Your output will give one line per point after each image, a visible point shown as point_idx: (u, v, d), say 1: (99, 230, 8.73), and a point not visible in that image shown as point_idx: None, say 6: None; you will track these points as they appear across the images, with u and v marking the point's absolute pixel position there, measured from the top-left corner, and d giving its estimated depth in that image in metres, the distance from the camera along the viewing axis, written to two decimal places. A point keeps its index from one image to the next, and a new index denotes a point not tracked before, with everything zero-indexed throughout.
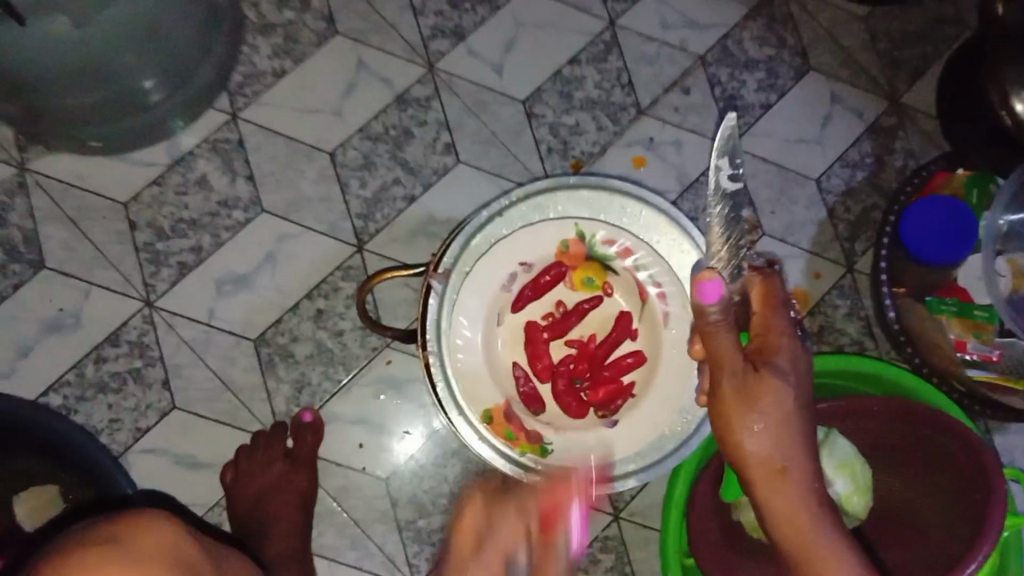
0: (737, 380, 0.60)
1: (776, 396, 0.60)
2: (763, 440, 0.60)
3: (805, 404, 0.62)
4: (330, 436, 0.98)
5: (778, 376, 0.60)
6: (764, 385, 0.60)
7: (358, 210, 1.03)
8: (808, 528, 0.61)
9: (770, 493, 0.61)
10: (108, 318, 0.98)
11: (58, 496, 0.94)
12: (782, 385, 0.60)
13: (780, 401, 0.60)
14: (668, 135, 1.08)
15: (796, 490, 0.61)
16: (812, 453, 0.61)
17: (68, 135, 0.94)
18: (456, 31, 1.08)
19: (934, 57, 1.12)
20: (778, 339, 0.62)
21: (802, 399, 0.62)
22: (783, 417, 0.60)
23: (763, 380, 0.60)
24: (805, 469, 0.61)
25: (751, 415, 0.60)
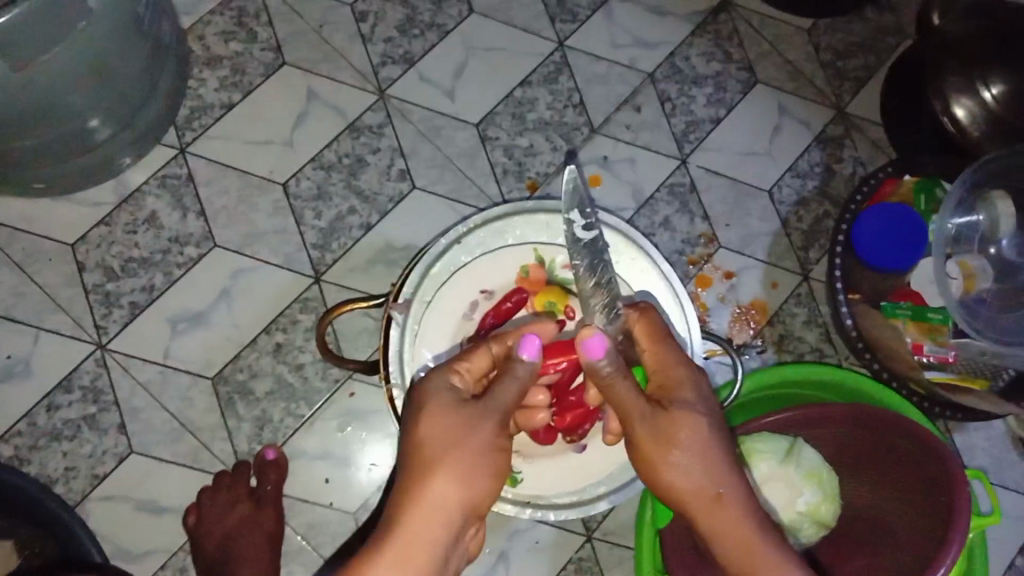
0: (649, 424, 0.63)
1: (688, 427, 0.62)
2: (687, 473, 0.62)
3: (720, 428, 0.64)
4: (294, 473, 0.96)
5: (685, 409, 0.63)
6: (672, 420, 0.62)
7: (315, 240, 1.02)
8: (755, 549, 0.61)
9: (714, 526, 0.62)
10: (58, 364, 0.96)
11: (14, 552, 0.89)
12: (692, 415, 0.63)
13: (693, 430, 0.62)
14: (622, 152, 1.08)
15: (733, 516, 0.61)
16: (738, 475, 0.62)
17: (11, 177, 0.91)
18: (406, 57, 1.08)
19: (876, 67, 1.15)
20: (675, 372, 0.66)
21: (714, 422, 0.64)
22: (702, 447, 0.62)
23: (671, 416, 0.63)
24: (735, 495, 0.62)
25: (671, 453, 0.62)
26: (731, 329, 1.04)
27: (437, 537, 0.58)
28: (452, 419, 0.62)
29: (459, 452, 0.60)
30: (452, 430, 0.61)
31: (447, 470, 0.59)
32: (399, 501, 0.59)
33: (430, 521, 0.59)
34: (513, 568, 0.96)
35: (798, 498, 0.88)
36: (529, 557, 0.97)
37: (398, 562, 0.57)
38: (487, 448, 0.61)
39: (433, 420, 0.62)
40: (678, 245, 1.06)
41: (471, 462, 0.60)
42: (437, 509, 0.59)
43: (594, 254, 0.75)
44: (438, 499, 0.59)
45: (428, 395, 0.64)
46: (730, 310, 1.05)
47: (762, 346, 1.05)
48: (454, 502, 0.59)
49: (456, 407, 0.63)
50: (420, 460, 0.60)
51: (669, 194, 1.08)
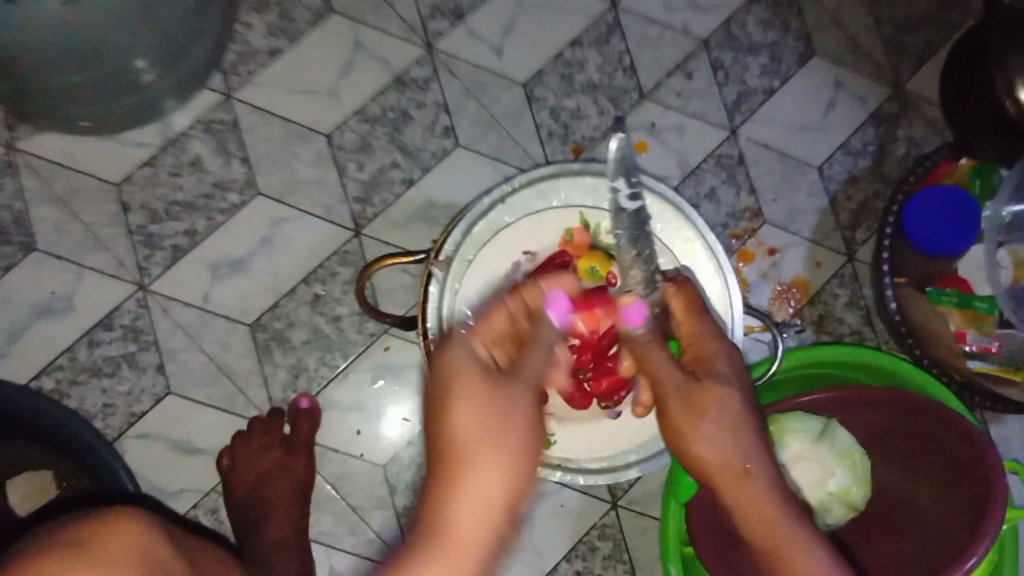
0: (682, 395, 0.60)
1: (720, 400, 0.60)
2: (715, 445, 0.59)
3: (752, 406, 0.61)
4: (327, 423, 0.98)
5: (719, 381, 0.60)
6: (704, 391, 0.60)
7: (356, 194, 1.01)
8: (780, 529, 0.57)
9: (739, 500, 0.59)
10: (100, 302, 0.97)
11: (54, 482, 0.93)
12: (725, 389, 0.60)
13: (726, 400, 0.60)
14: (670, 120, 1.06)
15: (760, 493, 0.58)
16: (768, 450, 0.60)
17: (59, 114, 0.91)
18: (456, 10, 1.06)
19: (939, 44, 1.10)
20: (709, 344, 0.63)
21: (748, 397, 0.61)
22: (732, 421, 0.59)
23: (705, 389, 0.60)
24: (762, 473, 0.59)
25: (700, 424, 0.59)
26: (770, 305, 1.03)
27: (486, 534, 0.51)
28: (487, 402, 0.54)
29: (501, 438, 0.53)
30: (489, 419, 0.54)
31: (492, 449, 0.53)
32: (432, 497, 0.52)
33: (475, 512, 0.52)
34: (538, 529, 0.97)
35: (830, 477, 0.87)
36: (554, 519, 0.98)
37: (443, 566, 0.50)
38: (527, 423, 0.55)
39: (463, 402, 0.54)
40: (721, 218, 1.05)
41: (514, 446, 0.53)
42: (481, 504, 0.52)
43: (636, 224, 0.67)
44: (480, 484, 0.52)
45: (455, 365, 0.55)
46: (770, 287, 1.04)
47: (801, 325, 1.03)
48: (498, 492, 0.53)
49: (486, 380, 0.55)
50: (452, 452, 0.53)
51: (715, 166, 1.06)
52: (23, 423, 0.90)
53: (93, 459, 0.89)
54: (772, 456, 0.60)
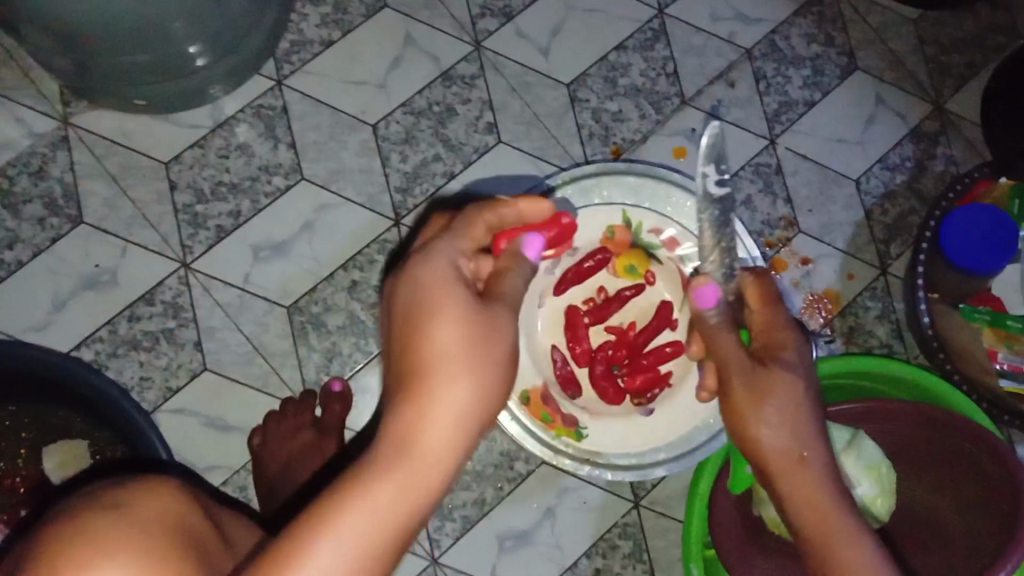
0: (746, 378, 0.60)
1: (785, 389, 0.59)
2: (775, 432, 0.59)
3: (816, 396, 0.61)
4: (358, 407, 0.99)
5: (785, 369, 0.60)
6: (771, 378, 0.60)
7: (398, 184, 1.03)
8: (831, 517, 0.57)
9: (793, 487, 0.59)
10: (144, 277, 0.99)
11: (89, 449, 0.95)
12: (791, 378, 0.60)
13: (791, 390, 0.59)
14: (710, 127, 1.07)
15: (815, 478, 0.58)
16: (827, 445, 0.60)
17: (118, 92, 0.94)
18: (505, 10, 1.08)
19: (982, 65, 1.11)
20: (780, 334, 0.63)
21: (812, 390, 0.61)
22: (794, 410, 0.59)
23: (772, 375, 0.60)
24: (818, 461, 0.59)
25: (763, 409, 0.59)
26: (802, 315, 1.04)
27: (441, 454, 0.47)
28: (467, 318, 0.50)
29: (474, 360, 0.49)
30: (467, 329, 0.49)
31: (458, 374, 0.48)
32: (399, 407, 0.48)
33: (434, 431, 0.47)
34: (559, 523, 0.98)
35: (856, 489, 0.85)
36: (576, 515, 0.98)
37: (396, 483, 0.45)
38: (505, 354, 0.51)
39: (443, 304, 0.50)
40: (756, 226, 1.05)
41: (489, 371, 0.50)
42: (451, 422, 0.48)
43: (723, 211, 0.64)
44: (447, 408, 0.48)
45: (435, 274, 0.51)
46: (801, 296, 1.04)
47: (830, 336, 1.04)
48: (466, 413, 0.49)
49: (471, 303, 0.50)
50: (422, 365, 0.49)
51: (753, 174, 1.07)
52: (61, 390, 0.92)
53: (126, 425, 0.91)
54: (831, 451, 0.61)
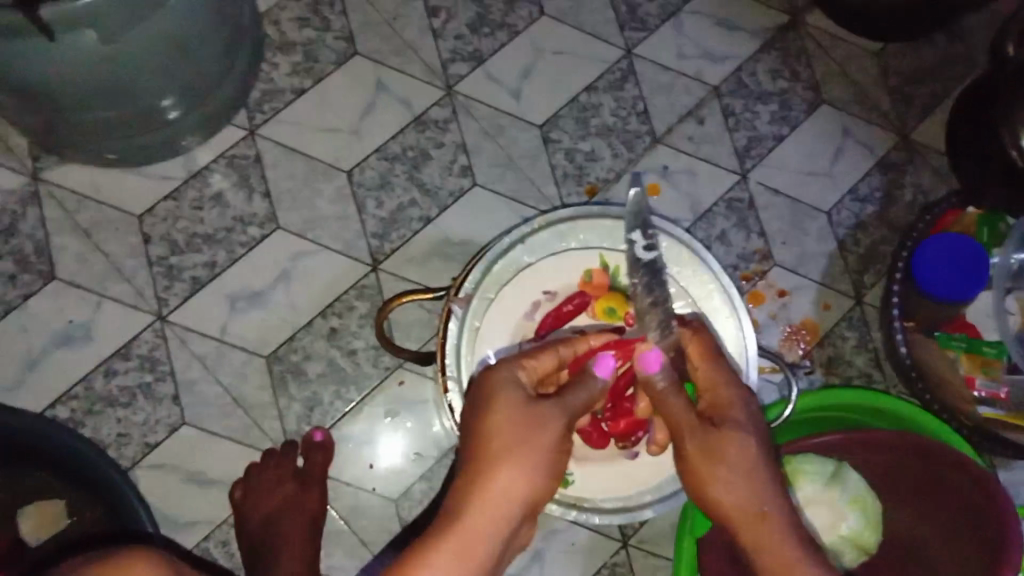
0: (699, 439, 0.64)
1: (737, 446, 0.63)
2: (732, 488, 0.62)
3: (767, 449, 0.65)
4: (339, 456, 0.98)
5: (735, 428, 0.64)
6: (723, 437, 0.63)
7: (374, 229, 1.03)
8: (801, 568, 0.60)
9: (758, 541, 0.62)
10: (119, 332, 0.98)
11: (65, 509, 0.93)
12: (742, 435, 0.64)
13: (743, 448, 0.63)
14: (682, 163, 1.09)
15: (778, 531, 0.61)
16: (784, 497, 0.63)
17: (88, 147, 0.94)
18: (475, 54, 1.09)
19: (943, 95, 1.14)
20: (724, 392, 0.67)
21: (764, 446, 0.64)
22: (750, 466, 0.63)
23: (723, 435, 0.64)
24: (783, 515, 0.62)
25: (720, 470, 0.63)
26: (781, 348, 1.04)
27: (496, 525, 0.58)
28: (522, 414, 0.62)
29: (525, 448, 0.60)
30: (524, 422, 0.61)
31: (514, 462, 0.60)
32: (464, 490, 0.60)
33: (491, 508, 0.59)
34: (548, 568, 0.97)
35: (842, 522, 0.88)
36: (564, 558, 0.97)
37: (461, 552, 0.56)
38: (551, 445, 0.61)
39: (502, 407, 0.62)
40: (732, 260, 1.06)
41: (538, 456, 0.60)
42: (503, 502, 0.59)
43: (654, 273, 0.78)
44: (502, 489, 0.59)
45: (499, 385, 0.65)
46: (780, 329, 1.05)
47: (810, 367, 1.04)
48: (521, 495, 0.60)
49: (524, 403, 0.63)
50: (485, 452, 0.60)
51: (726, 209, 1.08)
52: (35, 451, 0.90)
53: (104, 483, 0.89)
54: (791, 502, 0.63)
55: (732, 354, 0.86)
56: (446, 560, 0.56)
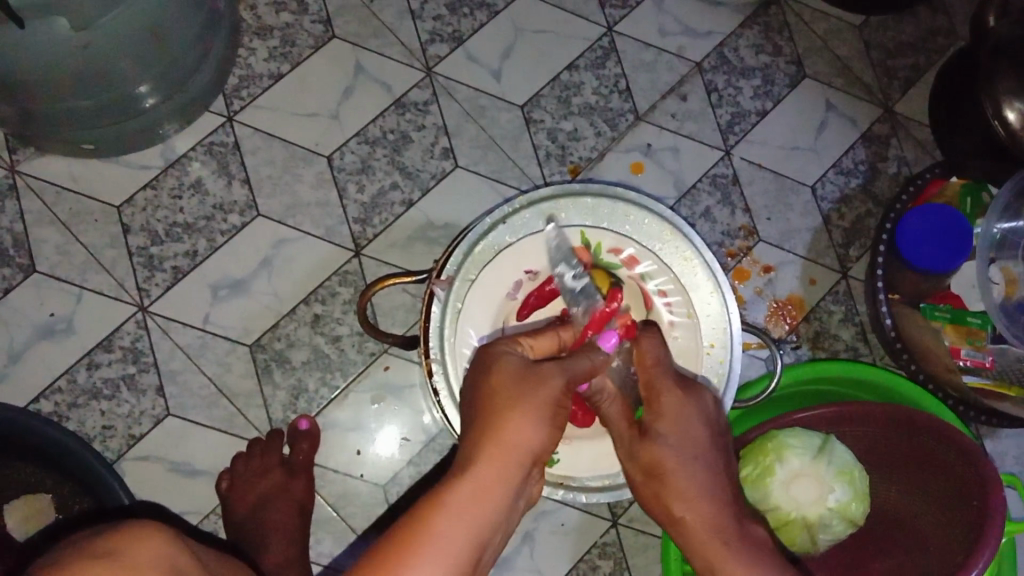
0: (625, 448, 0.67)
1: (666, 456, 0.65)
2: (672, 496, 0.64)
3: (704, 458, 0.65)
4: (326, 443, 0.98)
5: (665, 439, 0.66)
6: (653, 451, 0.66)
7: (356, 214, 1.02)
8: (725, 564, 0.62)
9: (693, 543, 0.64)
10: (101, 323, 0.97)
11: (53, 504, 0.92)
12: (667, 447, 0.65)
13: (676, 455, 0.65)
14: (665, 141, 1.08)
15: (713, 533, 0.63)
16: (720, 503, 0.64)
17: (62, 136, 0.92)
18: (454, 35, 1.08)
19: (926, 67, 1.14)
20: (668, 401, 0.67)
21: (698, 457, 0.65)
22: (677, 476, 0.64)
23: (650, 445, 0.66)
24: (717, 525, 0.63)
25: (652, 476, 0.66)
26: (767, 325, 1.04)
27: (510, 472, 0.57)
28: (524, 376, 0.60)
29: (531, 406, 0.59)
30: (526, 380, 0.60)
31: (522, 413, 0.58)
32: (473, 444, 0.58)
33: (502, 461, 0.57)
34: (538, 549, 0.97)
35: (828, 495, 0.85)
36: (554, 538, 0.97)
37: (476, 496, 0.55)
38: (552, 403, 0.60)
39: (503, 368, 0.61)
40: (717, 237, 1.06)
41: (543, 412, 0.59)
42: (515, 455, 0.58)
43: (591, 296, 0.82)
44: (512, 441, 0.58)
45: (498, 354, 0.63)
46: (766, 305, 1.05)
47: (796, 342, 1.04)
48: (530, 449, 0.58)
49: (525, 365, 0.62)
50: (491, 409, 0.59)
51: (710, 186, 1.07)
52: (25, 445, 0.90)
53: (93, 479, 0.88)
54: (730, 507, 0.65)
55: (716, 329, 0.86)
56: (464, 505, 0.54)
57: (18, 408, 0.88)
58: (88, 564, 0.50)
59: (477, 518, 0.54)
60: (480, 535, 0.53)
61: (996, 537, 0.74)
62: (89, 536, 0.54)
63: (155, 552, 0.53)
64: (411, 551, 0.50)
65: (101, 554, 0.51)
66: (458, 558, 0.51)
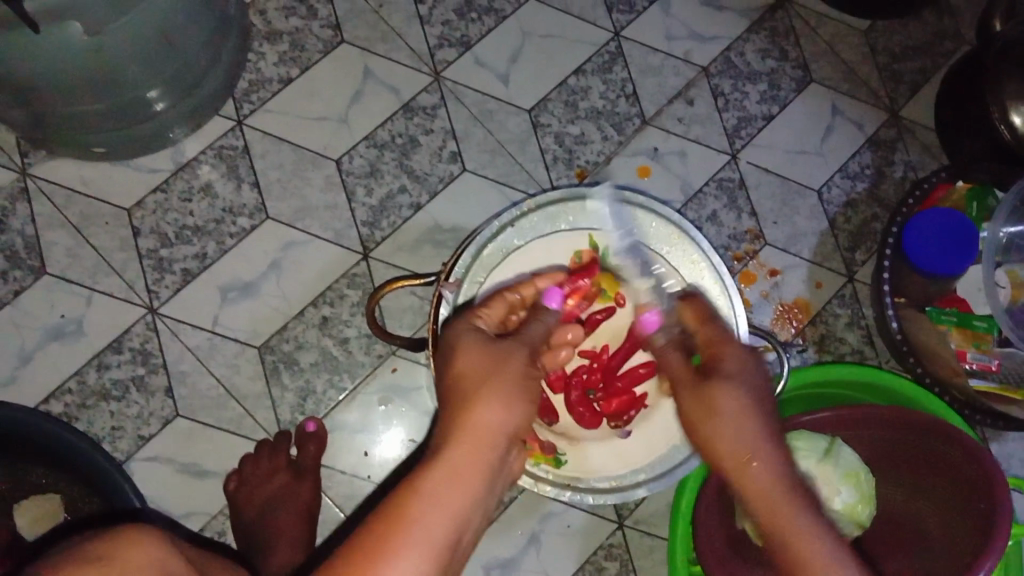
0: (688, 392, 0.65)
1: (726, 398, 0.63)
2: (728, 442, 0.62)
3: (759, 404, 0.64)
4: (334, 444, 0.98)
5: (725, 379, 0.64)
6: (713, 392, 0.64)
7: (364, 218, 1.03)
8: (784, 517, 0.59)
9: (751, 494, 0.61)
10: (111, 325, 0.98)
11: (63, 505, 0.93)
12: (728, 388, 0.64)
13: (733, 397, 0.63)
14: (671, 145, 1.08)
15: (766, 483, 0.60)
16: (777, 450, 0.62)
17: (74, 140, 0.93)
18: (462, 40, 1.09)
19: (932, 72, 1.14)
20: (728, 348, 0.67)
21: (755, 403, 0.63)
22: (734, 420, 0.62)
23: (713, 385, 0.64)
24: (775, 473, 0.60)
25: (712, 419, 0.63)
26: (773, 328, 1.05)
27: (485, 453, 0.57)
28: (487, 355, 0.62)
29: (497, 381, 0.59)
30: (488, 359, 0.61)
31: (493, 394, 0.59)
32: (445, 428, 0.59)
33: (476, 440, 0.57)
34: (544, 550, 0.97)
35: (835, 497, 0.85)
36: (560, 540, 0.97)
37: (451, 478, 0.54)
38: (520, 377, 0.61)
39: (466, 351, 0.63)
40: (723, 240, 1.06)
41: (512, 386, 0.60)
42: (489, 437, 0.57)
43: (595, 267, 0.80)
44: (484, 421, 0.58)
45: (460, 336, 0.65)
46: (772, 308, 1.05)
47: (802, 346, 1.05)
48: (504, 429, 0.58)
49: (488, 343, 0.64)
50: (462, 393, 0.59)
51: (716, 189, 1.08)
52: (35, 446, 0.91)
53: (101, 480, 0.89)
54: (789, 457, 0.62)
55: None
56: (438, 490, 0.53)
57: (30, 410, 0.88)
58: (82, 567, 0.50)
59: (454, 499, 0.53)
60: (456, 520, 0.53)
61: (1004, 540, 0.74)
62: (79, 540, 0.54)
63: (149, 552, 0.54)
64: (388, 540, 0.50)
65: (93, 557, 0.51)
66: (435, 541, 0.51)
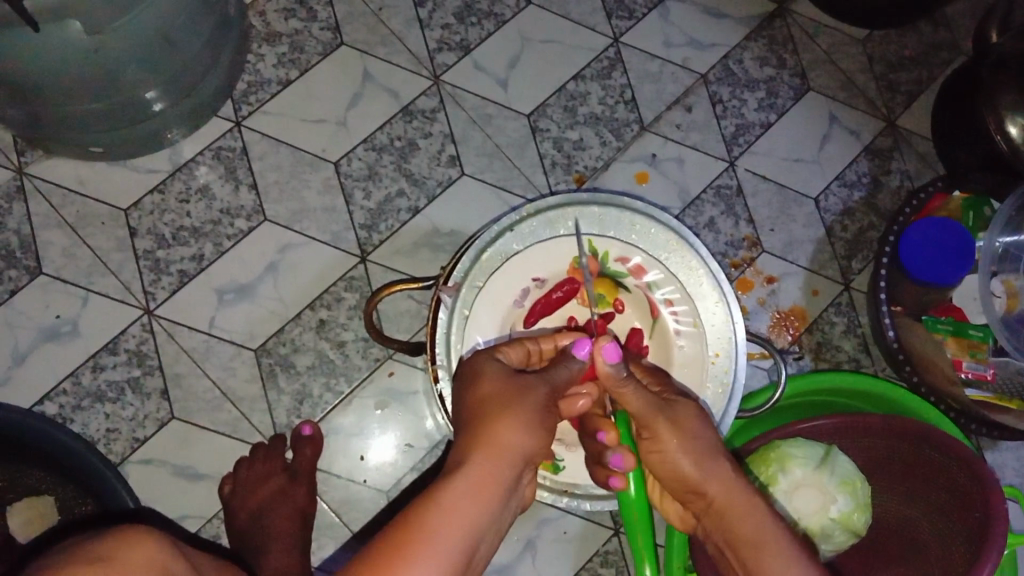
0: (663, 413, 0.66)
1: (694, 425, 0.66)
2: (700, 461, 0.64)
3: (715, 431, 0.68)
4: (330, 448, 0.98)
5: (686, 403, 0.68)
6: (681, 415, 0.67)
7: (362, 220, 1.03)
8: (764, 527, 0.61)
9: (730, 512, 0.62)
10: (105, 325, 0.97)
11: (56, 507, 0.91)
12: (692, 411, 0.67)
13: (696, 418, 0.67)
14: (670, 151, 1.09)
15: (741, 492, 0.63)
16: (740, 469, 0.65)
17: (71, 140, 0.92)
18: (462, 44, 1.09)
19: (928, 82, 1.15)
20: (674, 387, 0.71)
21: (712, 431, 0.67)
22: (705, 446, 0.65)
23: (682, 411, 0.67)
24: (741, 489, 0.64)
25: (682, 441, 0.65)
26: (770, 336, 1.05)
27: (502, 473, 0.57)
28: (509, 383, 0.62)
29: (520, 408, 0.60)
30: (510, 388, 0.62)
31: (515, 418, 0.59)
32: (466, 448, 0.58)
33: (495, 462, 0.57)
34: (540, 556, 0.97)
35: (830, 505, 0.85)
36: (556, 546, 0.97)
37: (471, 490, 0.55)
38: (542, 409, 0.62)
39: (490, 378, 0.63)
40: (720, 247, 1.07)
41: (534, 414, 0.60)
42: (505, 461, 0.57)
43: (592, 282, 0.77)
44: (507, 442, 0.58)
45: (482, 364, 0.65)
46: (769, 314, 1.06)
47: (798, 353, 1.05)
48: (522, 453, 0.59)
49: (511, 374, 0.64)
50: (484, 415, 0.60)
51: (715, 197, 1.08)
52: (28, 447, 0.90)
53: (95, 481, 0.88)
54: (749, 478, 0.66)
55: (720, 339, 0.87)
56: (453, 504, 0.53)
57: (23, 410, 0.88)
58: (80, 567, 0.50)
59: (470, 513, 0.53)
60: (471, 533, 0.53)
61: (999, 547, 0.73)
62: (86, 539, 0.54)
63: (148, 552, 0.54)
64: (409, 545, 0.50)
65: (97, 556, 0.51)
66: (453, 555, 0.51)
